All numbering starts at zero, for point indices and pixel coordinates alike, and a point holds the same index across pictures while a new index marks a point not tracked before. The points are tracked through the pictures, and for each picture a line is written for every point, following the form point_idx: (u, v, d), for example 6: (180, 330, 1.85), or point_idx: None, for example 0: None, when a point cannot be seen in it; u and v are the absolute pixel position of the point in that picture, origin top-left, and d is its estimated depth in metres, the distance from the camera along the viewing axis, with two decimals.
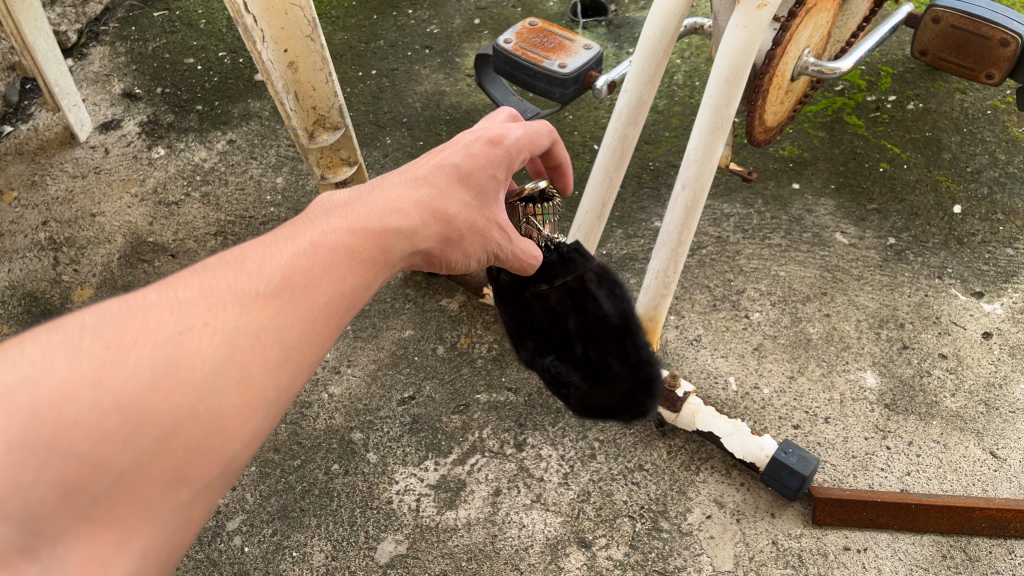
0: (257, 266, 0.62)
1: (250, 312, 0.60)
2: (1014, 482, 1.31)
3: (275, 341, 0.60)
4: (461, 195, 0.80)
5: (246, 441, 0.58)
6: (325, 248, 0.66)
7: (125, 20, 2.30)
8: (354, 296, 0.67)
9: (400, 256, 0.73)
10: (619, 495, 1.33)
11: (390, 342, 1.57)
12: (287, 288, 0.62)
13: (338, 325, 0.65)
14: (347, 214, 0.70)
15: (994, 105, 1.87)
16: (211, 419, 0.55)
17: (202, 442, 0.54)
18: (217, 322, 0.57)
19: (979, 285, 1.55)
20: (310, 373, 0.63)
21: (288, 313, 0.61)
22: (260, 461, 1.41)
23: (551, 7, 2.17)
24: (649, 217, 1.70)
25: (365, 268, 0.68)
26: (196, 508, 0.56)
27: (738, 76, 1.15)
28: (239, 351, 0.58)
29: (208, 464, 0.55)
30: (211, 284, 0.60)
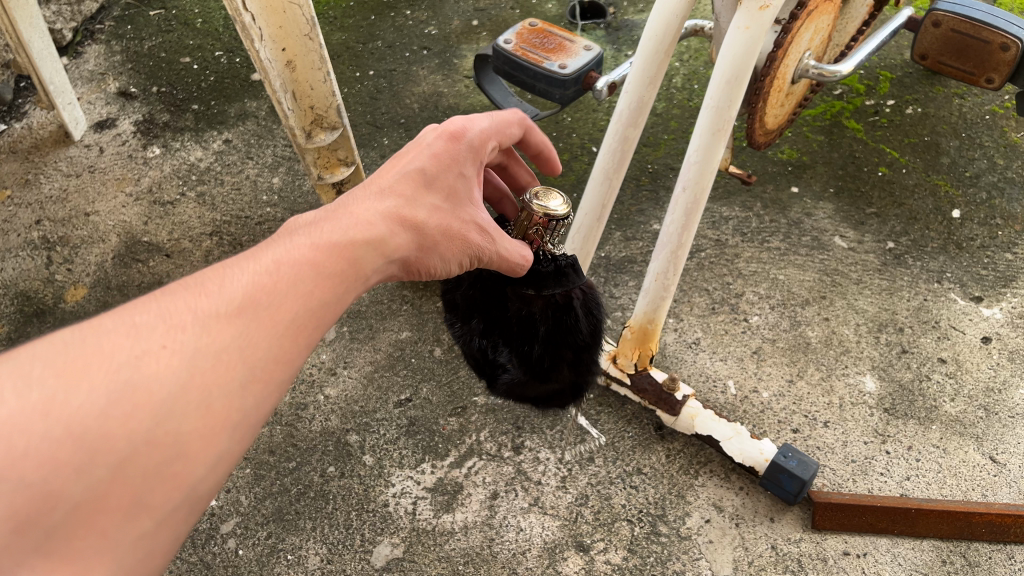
0: (218, 286, 0.60)
1: (211, 332, 0.57)
2: (1014, 487, 1.30)
3: (238, 361, 0.57)
4: (436, 200, 0.76)
5: (210, 465, 0.55)
6: (290, 263, 0.64)
7: (120, 19, 2.28)
8: (323, 311, 0.64)
9: (373, 269, 0.69)
10: (617, 499, 1.32)
11: (387, 343, 1.56)
12: (250, 306, 0.60)
13: (308, 342, 0.63)
14: (313, 230, 0.68)
15: (992, 110, 1.87)
16: (170, 444, 0.52)
17: (162, 467, 0.52)
18: (175, 343, 0.55)
19: (978, 290, 1.55)
20: (278, 394, 0.60)
21: (252, 330, 0.59)
22: (255, 463, 1.40)
23: (549, 9, 2.17)
24: (648, 219, 1.70)
25: (335, 282, 0.65)
26: (161, 539, 0.53)
27: (739, 78, 1.14)
28: (200, 372, 0.55)
29: (170, 490, 0.52)
30: (170, 306, 0.57)
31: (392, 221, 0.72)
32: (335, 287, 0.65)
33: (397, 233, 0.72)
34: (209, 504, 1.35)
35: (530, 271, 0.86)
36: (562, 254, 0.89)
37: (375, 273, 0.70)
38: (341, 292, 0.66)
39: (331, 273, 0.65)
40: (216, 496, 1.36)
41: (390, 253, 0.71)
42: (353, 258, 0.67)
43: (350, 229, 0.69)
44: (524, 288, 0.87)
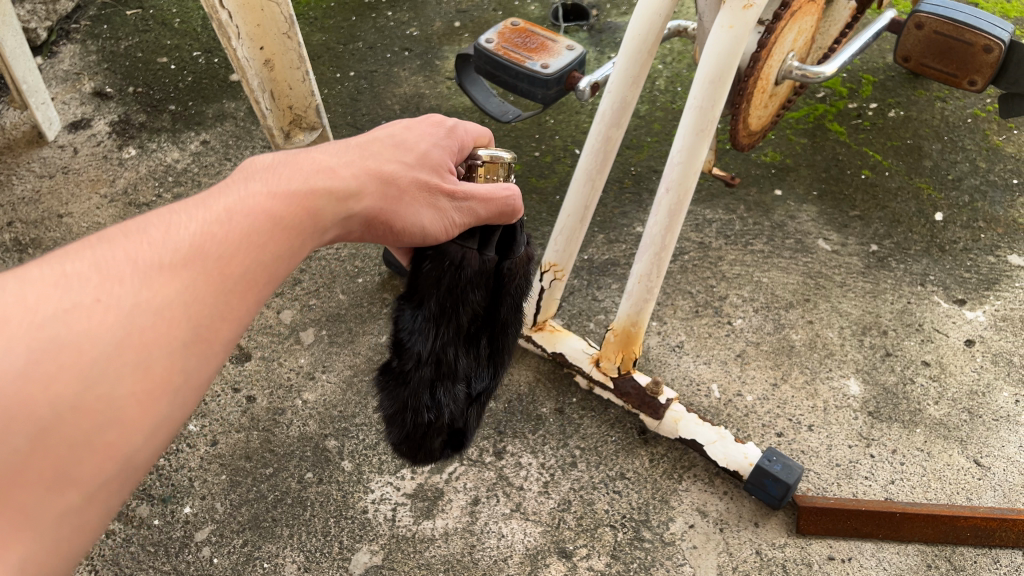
0: (162, 231, 0.54)
1: (153, 284, 0.51)
2: (998, 491, 1.29)
3: (182, 318, 0.52)
4: (404, 160, 0.71)
5: (149, 432, 0.50)
6: (244, 212, 0.58)
7: (97, 19, 2.25)
8: (279, 264, 0.59)
9: (338, 220, 0.64)
10: (600, 504, 1.30)
11: (367, 347, 1.54)
12: (198, 257, 0.54)
13: (260, 297, 0.58)
14: (275, 174, 0.62)
15: (974, 113, 1.87)
16: (101, 411, 0.47)
17: (91, 436, 0.47)
18: (111, 297, 0.49)
19: (961, 292, 1.55)
20: (226, 354, 0.55)
21: (200, 284, 0.53)
22: (231, 470, 1.37)
23: (532, 11, 2.15)
24: (631, 222, 1.68)
25: (290, 237, 0.60)
26: (90, 515, 0.48)
27: (723, 77, 1.13)
28: (138, 330, 0.50)
29: (101, 461, 0.47)
30: (105, 254, 0.52)
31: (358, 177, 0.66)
32: (293, 240, 0.60)
33: (361, 187, 0.66)
34: (184, 511, 1.31)
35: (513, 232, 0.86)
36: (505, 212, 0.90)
37: (333, 230, 0.64)
38: (295, 247, 0.60)
39: (286, 226, 0.60)
40: (191, 503, 1.33)
41: (352, 209, 0.66)
42: (313, 210, 0.62)
43: (313, 179, 0.63)
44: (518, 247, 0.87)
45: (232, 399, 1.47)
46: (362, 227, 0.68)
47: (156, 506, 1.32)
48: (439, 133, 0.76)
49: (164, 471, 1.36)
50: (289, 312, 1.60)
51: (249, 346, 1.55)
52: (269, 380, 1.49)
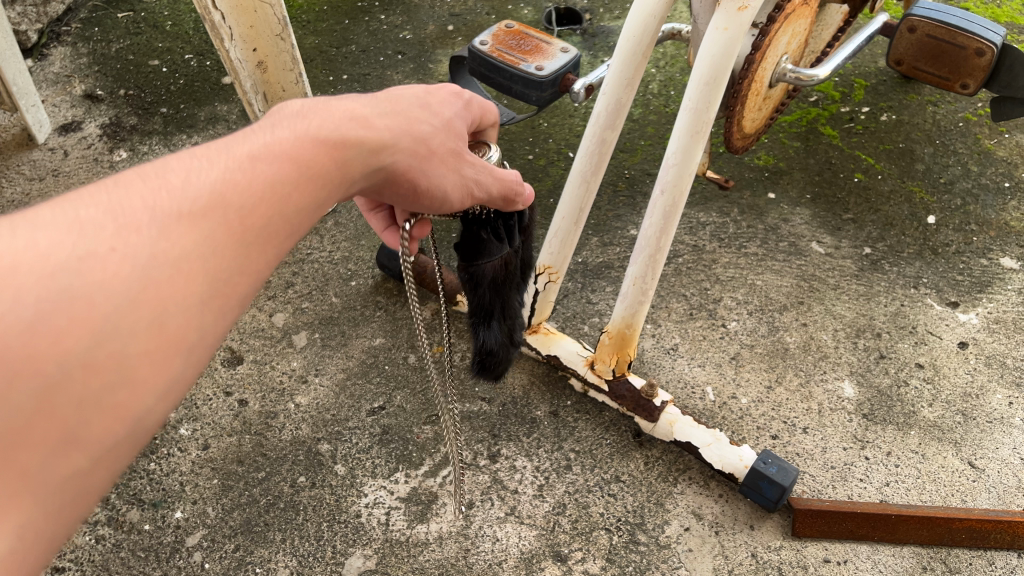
0: (179, 180, 0.52)
1: (171, 234, 0.50)
2: (993, 492, 1.29)
3: (199, 274, 0.51)
4: (433, 118, 0.72)
5: (160, 394, 0.48)
6: (265, 163, 0.57)
7: (88, 21, 2.24)
8: (296, 218, 0.58)
9: (359, 174, 0.64)
10: (595, 507, 1.29)
11: (360, 350, 1.53)
12: (217, 209, 0.53)
13: (275, 253, 0.57)
14: (296, 123, 0.61)
15: (966, 117, 1.88)
16: (114, 368, 0.46)
17: (100, 396, 0.45)
18: (128, 246, 0.48)
19: (954, 295, 1.55)
20: (239, 309, 0.54)
21: (218, 237, 0.52)
22: (222, 474, 1.35)
23: (525, 15, 2.16)
24: (625, 225, 1.68)
25: (312, 189, 0.59)
26: (93, 479, 0.46)
27: (718, 79, 1.13)
28: (155, 283, 0.48)
29: (110, 422, 0.46)
30: (121, 198, 0.50)
31: (391, 131, 0.67)
32: (313, 192, 0.59)
33: (393, 143, 0.67)
34: (174, 516, 1.30)
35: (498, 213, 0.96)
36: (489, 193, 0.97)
37: (357, 182, 0.65)
38: (316, 199, 0.60)
39: (309, 177, 0.59)
40: (182, 508, 1.31)
41: (383, 163, 0.66)
42: (338, 161, 0.61)
43: (339, 129, 0.62)
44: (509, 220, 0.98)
45: (224, 402, 1.45)
46: (386, 181, 0.69)
47: (146, 511, 1.31)
48: (458, 102, 0.77)
49: (155, 475, 1.35)
50: (281, 315, 1.59)
51: (241, 349, 1.54)
52: (262, 384, 1.48)
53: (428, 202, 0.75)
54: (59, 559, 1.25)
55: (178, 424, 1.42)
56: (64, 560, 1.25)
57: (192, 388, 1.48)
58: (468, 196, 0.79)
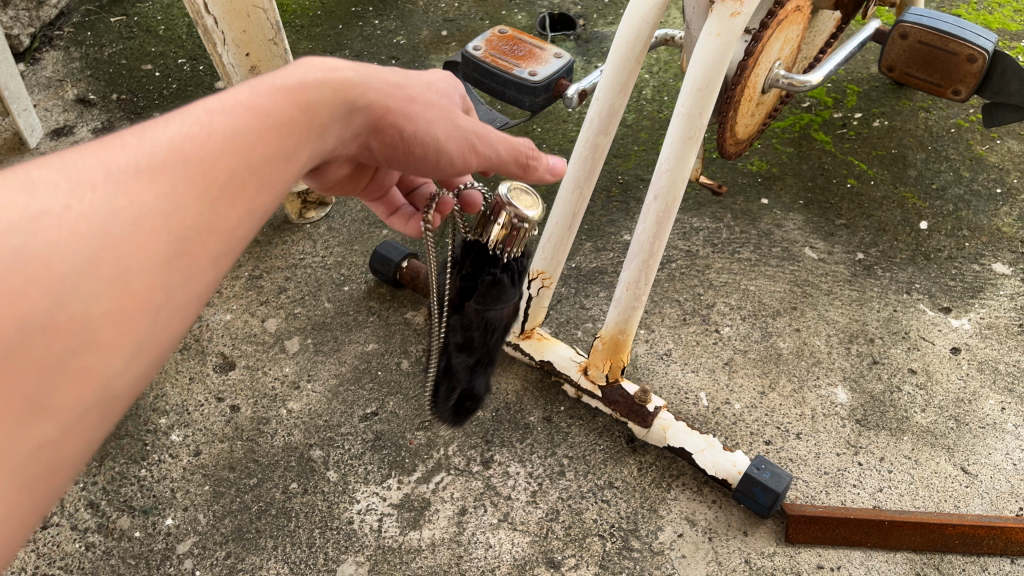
0: (135, 140, 0.52)
1: (129, 190, 0.49)
2: (985, 498, 1.29)
3: (161, 228, 0.50)
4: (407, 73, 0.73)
5: (128, 356, 0.48)
6: (224, 113, 0.56)
7: (80, 26, 2.23)
8: (267, 170, 0.58)
9: (331, 123, 0.64)
10: (589, 514, 1.29)
11: (352, 356, 1.52)
12: (176, 162, 0.52)
13: (251, 204, 0.56)
14: (259, 79, 0.61)
15: (958, 123, 1.89)
16: (74, 331, 0.46)
17: (64, 360, 0.45)
18: (82, 203, 0.48)
19: (947, 300, 1.55)
20: (214, 265, 0.54)
21: (180, 190, 0.52)
22: (214, 480, 1.35)
23: (519, 21, 2.16)
24: (618, 230, 1.68)
25: (278, 138, 0.58)
26: (69, 447, 0.47)
27: (711, 85, 1.13)
28: (113, 242, 0.48)
29: (78, 387, 0.46)
30: (78, 160, 0.50)
31: (360, 73, 0.66)
32: (281, 141, 0.59)
33: (362, 82, 0.66)
34: (165, 523, 1.29)
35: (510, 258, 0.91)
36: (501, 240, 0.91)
37: (332, 130, 0.64)
38: (284, 148, 0.59)
39: (273, 125, 0.58)
40: (173, 515, 1.30)
41: (356, 103, 0.66)
42: (305, 107, 0.61)
43: (301, 75, 0.62)
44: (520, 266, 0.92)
45: (215, 408, 1.45)
46: (365, 129, 0.69)
47: (137, 518, 1.30)
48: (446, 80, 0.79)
49: (146, 482, 1.34)
50: (274, 321, 1.59)
51: (233, 355, 1.53)
52: (254, 390, 1.47)
53: (422, 151, 0.74)
54: (49, 566, 1.24)
55: (170, 430, 1.41)
56: (54, 568, 1.24)
57: (183, 393, 1.47)
58: (468, 150, 0.77)
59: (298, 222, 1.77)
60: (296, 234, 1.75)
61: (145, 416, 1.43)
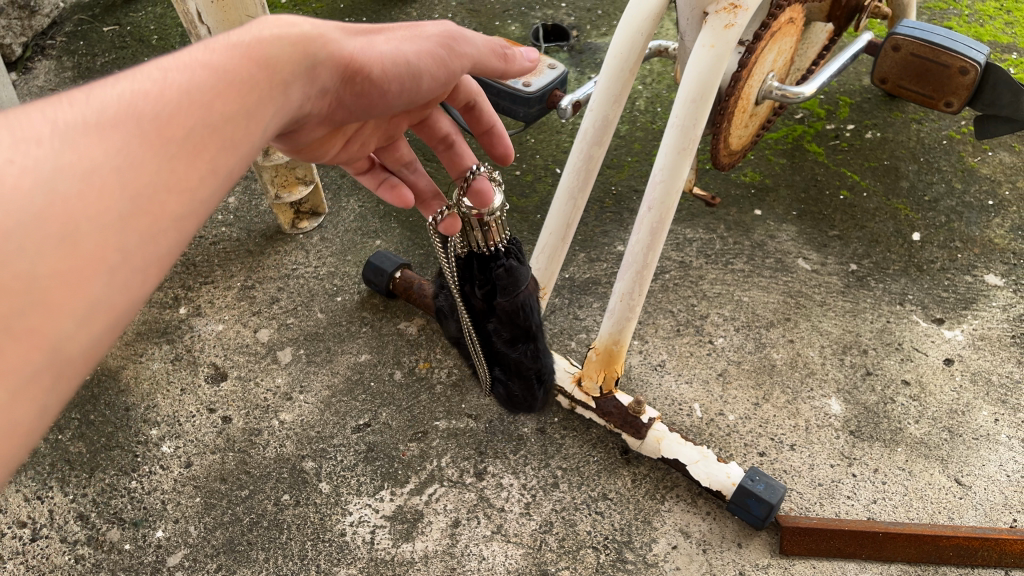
0: (85, 97, 0.51)
1: (78, 147, 0.48)
2: (979, 510, 1.29)
3: (114, 186, 0.49)
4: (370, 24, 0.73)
5: (81, 319, 0.47)
6: (180, 71, 0.56)
7: (73, 35, 2.23)
8: (224, 129, 0.57)
9: (291, 74, 0.63)
10: (582, 526, 1.28)
11: (345, 366, 1.51)
12: (129, 118, 0.51)
13: (209, 165, 0.55)
14: (210, 42, 0.60)
15: (949, 135, 1.89)
16: (23, 290, 0.44)
17: (11, 320, 0.44)
18: (26, 158, 0.46)
19: (940, 311, 1.55)
20: (173, 228, 0.53)
21: (135, 146, 0.51)
22: (205, 492, 1.33)
23: (513, 32, 2.17)
24: (612, 241, 1.68)
25: (237, 95, 0.58)
26: (18, 413, 0.45)
27: (704, 97, 1.14)
28: (61, 198, 0.46)
29: (26, 350, 0.44)
30: (20, 116, 0.48)
31: (320, 27, 0.66)
32: (238, 100, 0.58)
33: (323, 35, 0.66)
34: (156, 535, 1.28)
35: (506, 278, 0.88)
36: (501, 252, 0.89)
37: (296, 87, 0.64)
38: (244, 106, 0.59)
39: (231, 82, 0.58)
40: (164, 527, 1.29)
41: (318, 55, 0.65)
42: (264, 62, 0.61)
43: (258, 33, 0.62)
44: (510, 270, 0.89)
45: (207, 419, 1.44)
46: (331, 81, 0.68)
47: (127, 530, 1.29)
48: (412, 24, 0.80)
49: (136, 493, 1.33)
50: (266, 331, 1.58)
51: (225, 365, 1.52)
52: (246, 400, 1.47)
53: (398, 84, 0.74)
54: None
55: (161, 441, 1.40)
56: None
57: (175, 404, 1.46)
58: (446, 61, 0.76)
59: (291, 232, 1.77)
60: (289, 244, 1.75)
61: (136, 427, 1.42)
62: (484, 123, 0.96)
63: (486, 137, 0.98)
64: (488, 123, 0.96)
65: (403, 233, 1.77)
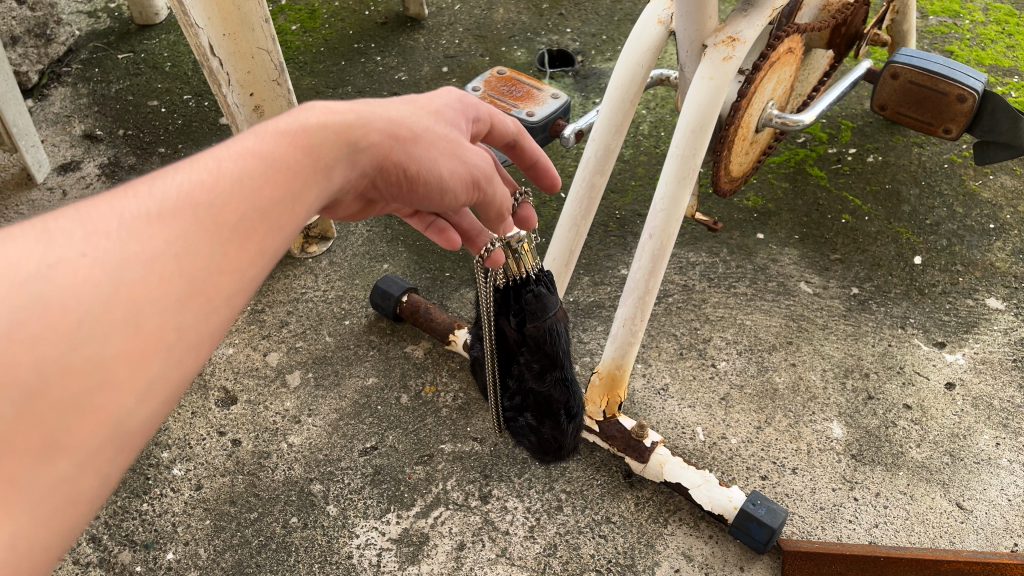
0: (148, 188, 0.54)
1: (142, 237, 0.51)
2: (981, 534, 1.30)
3: (174, 271, 0.51)
4: (416, 109, 0.72)
5: (141, 394, 0.48)
6: (231, 162, 0.58)
7: (88, 62, 2.28)
8: (274, 213, 0.59)
9: (336, 164, 0.64)
10: (586, 549, 1.30)
11: (353, 390, 1.54)
12: (187, 208, 0.54)
13: (259, 247, 0.57)
14: (263, 130, 0.62)
15: (951, 158, 1.91)
16: (91, 371, 0.46)
17: (80, 400, 0.46)
18: (96, 251, 0.49)
19: (941, 335, 1.57)
20: (226, 308, 0.54)
21: (191, 235, 0.53)
22: (215, 514, 1.36)
23: (518, 57, 2.21)
24: (616, 264, 1.70)
25: (286, 180, 0.60)
26: (83, 484, 0.46)
27: (704, 126, 1.17)
28: (127, 286, 0.48)
29: (92, 425, 0.46)
30: (91, 210, 0.51)
31: (364, 115, 0.67)
32: (287, 185, 0.60)
33: (365, 123, 0.67)
34: (166, 557, 1.30)
35: (537, 306, 0.92)
36: (532, 277, 0.93)
37: (338, 170, 0.64)
38: (293, 190, 0.60)
39: (280, 169, 0.60)
40: (174, 549, 1.32)
41: (360, 145, 0.66)
42: (310, 149, 0.62)
43: (305, 121, 0.64)
44: (538, 298, 0.92)
45: (217, 442, 1.46)
46: (372, 170, 0.69)
47: (138, 552, 1.31)
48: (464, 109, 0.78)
49: (148, 516, 1.36)
50: (275, 355, 1.61)
51: (235, 389, 1.55)
52: (255, 424, 1.49)
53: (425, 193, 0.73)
54: None
55: (172, 464, 1.43)
56: None
57: (185, 427, 1.49)
58: (474, 185, 0.75)
59: (301, 256, 1.80)
60: (298, 269, 1.78)
61: (147, 450, 1.45)
62: (529, 161, 0.90)
63: (531, 172, 0.92)
64: (531, 159, 0.90)
65: (409, 257, 1.79)
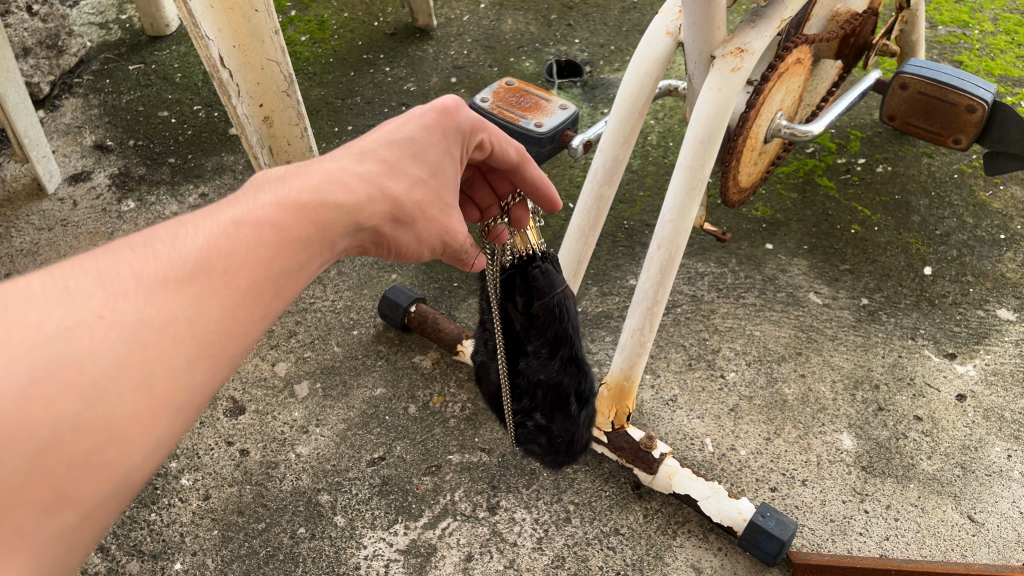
0: (167, 246, 0.56)
1: (158, 300, 0.53)
2: (993, 547, 1.29)
3: (186, 336, 0.54)
4: (420, 172, 0.74)
5: (145, 453, 0.52)
6: (247, 226, 0.60)
7: (100, 73, 2.30)
8: (280, 278, 0.61)
9: (340, 232, 0.66)
10: (594, 561, 1.29)
11: (361, 401, 1.54)
12: (202, 273, 0.56)
13: (263, 311, 0.60)
14: (279, 187, 0.64)
15: (960, 169, 1.91)
16: (102, 430, 0.49)
17: (90, 457, 0.49)
18: (115, 313, 0.51)
19: (952, 346, 1.56)
20: (228, 370, 0.57)
21: (204, 300, 0.55)
22: (223, 525, 1.36)
23: (527, 68, 2.21)
24: (624, 274, 1.70)
25: (295, 246, 0.62)
26: (81, 534, 0.49)
27: (713, 137, 1.17)
28: (141, 348, 0.51)
29: (99, 480, 0.49)
30: (111, 266, 0.53)
31: (368, 182, 0.69)
32: (296, 252, 0.62)
33: (369, 192, 0.69)
34: (174, 567, 1.30)
35: (545, 283, 0.93)
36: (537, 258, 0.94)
37: (340, 240, 0.67)
38: (300, 255, 0.63)
39: (291, 235, 0.62)
40: (182, 559, 1.31)
41: (363, 214, 0.68)
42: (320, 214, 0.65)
43: (316, 184, 0.66)
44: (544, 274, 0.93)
45: (225, 452, 1.46)
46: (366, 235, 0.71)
47: (147, 563, 1.31)
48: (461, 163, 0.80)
49: (156, 526, 1.36)
50: (284, 364, 1.61)
51: (243, 399, 1.55)
52: (263, 434, 1.49)
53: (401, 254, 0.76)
54: None
55: (180, 474, 1.43)
56: None
57: (194, 437, 1.49)
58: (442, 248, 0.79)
59: None
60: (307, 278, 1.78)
61: None
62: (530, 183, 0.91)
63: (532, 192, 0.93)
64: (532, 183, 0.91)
65: (418, 267, 1.79)
